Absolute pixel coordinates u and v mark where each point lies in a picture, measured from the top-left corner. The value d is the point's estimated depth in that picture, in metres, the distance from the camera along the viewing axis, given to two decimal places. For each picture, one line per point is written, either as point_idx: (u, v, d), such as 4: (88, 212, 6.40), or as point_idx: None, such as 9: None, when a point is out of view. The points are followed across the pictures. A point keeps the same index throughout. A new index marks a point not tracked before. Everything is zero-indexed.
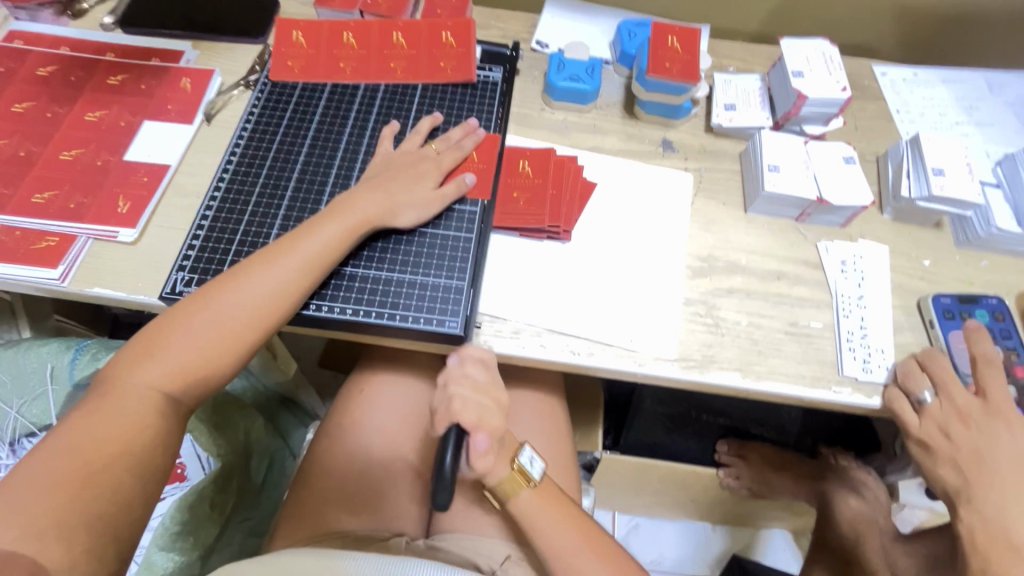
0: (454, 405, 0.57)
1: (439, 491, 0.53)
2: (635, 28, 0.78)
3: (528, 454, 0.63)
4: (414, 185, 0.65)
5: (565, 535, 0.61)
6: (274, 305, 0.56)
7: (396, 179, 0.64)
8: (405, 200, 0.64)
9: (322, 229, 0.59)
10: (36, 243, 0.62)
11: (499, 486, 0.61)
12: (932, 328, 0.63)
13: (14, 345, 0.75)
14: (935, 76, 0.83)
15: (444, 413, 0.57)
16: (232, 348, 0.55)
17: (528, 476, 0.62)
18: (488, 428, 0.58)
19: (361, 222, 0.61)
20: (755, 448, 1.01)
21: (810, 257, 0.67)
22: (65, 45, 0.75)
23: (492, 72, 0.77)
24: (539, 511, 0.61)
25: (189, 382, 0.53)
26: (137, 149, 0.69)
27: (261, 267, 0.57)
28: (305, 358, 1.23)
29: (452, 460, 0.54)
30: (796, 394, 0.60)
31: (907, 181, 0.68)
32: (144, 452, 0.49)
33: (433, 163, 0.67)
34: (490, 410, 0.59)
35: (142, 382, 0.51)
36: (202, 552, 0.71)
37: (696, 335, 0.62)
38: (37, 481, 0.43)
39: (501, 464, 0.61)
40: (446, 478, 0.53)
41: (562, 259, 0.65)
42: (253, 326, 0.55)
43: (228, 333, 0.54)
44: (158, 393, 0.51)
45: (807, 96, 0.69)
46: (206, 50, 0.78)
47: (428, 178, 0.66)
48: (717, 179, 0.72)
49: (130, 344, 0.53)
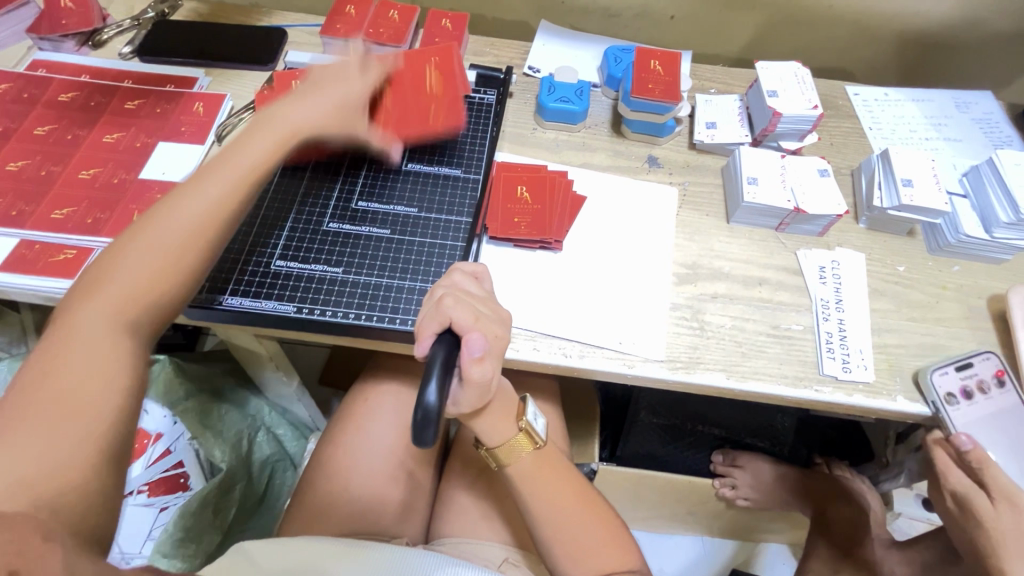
0: (442, 310, 0.50)
1: (425, 427, 0.44)
2: (621, 53, 0.83)
3: (533, 416, 0.64)
4: (342, 105, 0.65)
5: (566, 505, 0.63)
6: (221, 211, 0.56)
7: (322, 97, 0.64)
8: (314, 108, 0.64)
9: (254, 141, 0.60)
10: (55, 256, 0.65)
11: (501, 448, 0.62)
12: (940, 411, 0.61)
13: (26, 357, 0.78)
14: (905, 95, 0.88)
15: (431, 322, 0.50)
16: (206, 237, 0.55)
17: (534, 438, 0.63)
18: (486, 330, 0.51)
19: (292, 130, 0.62)
20: (749, 458, 1.03)
21: (790, 263, 0.71)
22: (86, 73, 0.80)
23: (486, 95, 0.82)
24: (540, 478, 0.63)
25: (151, 295, 0.51)
26: (152, 168, 0.73)
27: (197, 183, 0.56)
28: (306, 376, 1.25)
29: (437, 387, 0.45)
30: (779, 394, 0.62)
31: (879, 192, 0.72)
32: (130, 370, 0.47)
33: (366, 90, 0.69)
34: (488, 315, 0.52)
35: (98, 312, 0.48)
36: (203, 560, 0.74)
37: (683, 338, 0.65)
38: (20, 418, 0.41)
39: (504, 423, 0.61)
40: (431, 407, 0.44)
41: (554, 267, 0.69)
42: (212, 224, 0.56)
43: (205, 216, 0.55)
44: (111, 322, 0.48)
45: (782, 114, 0.73)
46: (217, 77, 0.83)
47: (363, 117, 0.68)
48: (700, 192, 0.76)
49: (75, 287, 0.51)
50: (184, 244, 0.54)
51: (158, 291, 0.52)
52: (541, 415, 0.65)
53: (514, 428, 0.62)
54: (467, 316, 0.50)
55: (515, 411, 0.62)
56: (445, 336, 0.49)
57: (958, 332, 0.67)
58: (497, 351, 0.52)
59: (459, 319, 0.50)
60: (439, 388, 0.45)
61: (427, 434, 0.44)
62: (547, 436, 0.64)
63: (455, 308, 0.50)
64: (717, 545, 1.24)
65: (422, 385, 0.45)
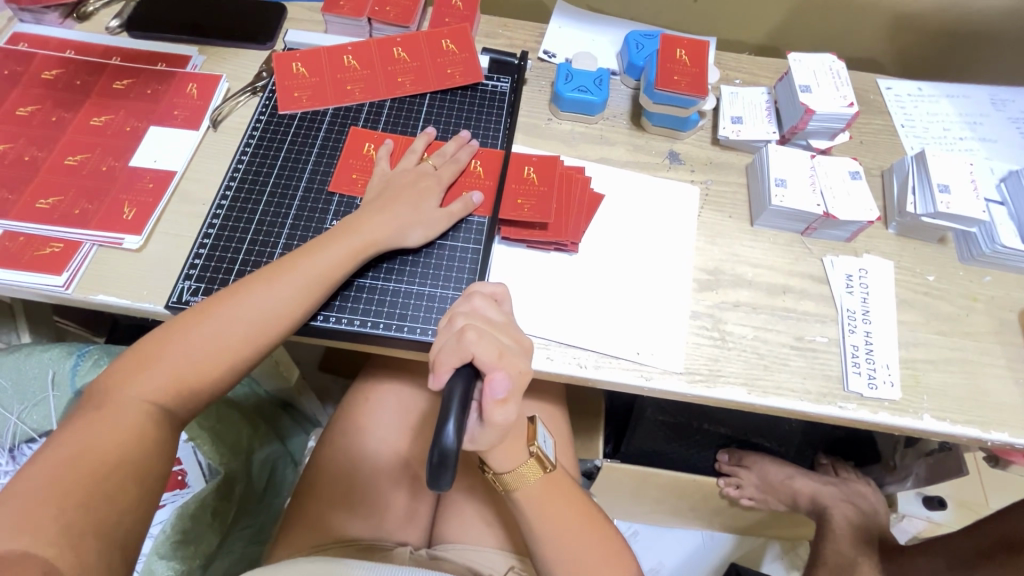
0: (464, 344, 0.47)
1: (441, 472, 0.41)
2: (643, 39, 0.78)
3: (544, 439, 0.61)
4: (419, 205, 0.64)
5: (570, 527, 0.61)
6: (268, 324, 0.56)
7: (399, 199, 0.64)
8: (415, 221, 0.63)
9: (327, 250, 0.59)
10: (40, 249, 0.61)
11: (508, 474, 0.59)
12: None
13: (15, 350, 0.74)
14: (940, 91, 0.83)
15: (451, 355, 0.47)
16: (256, 337, 0.56)
17: (544, 463, 0.60)
18: (510, 367, 0.48)
19: (368, 244, 0.61)
20: (755, 458, 0.99)
21: (815, 270, 0.68)
22: (71, 48, 0.75)
23: (500, 83, 0.78)
24: (548, 501, 0.61)
25: (185, 394, 0.53)
26: (143, 155, 0.68)
27: (262, 284, 0.57)
28: (305, 362, 1.22)
29: (455, 428, 0.42)
30: (801, 409, 0.60)
31: (912, 197, 0.68)
32: (142, 461, 0.49)
33: (433, 179, 0.67)
34: (510, 349, 0.49)
35: (136, 394, 0.51)
36: (202, 561, 0.71)
37: (702, 349, 0.62)
38: (22, 498, 0.42)
39: (516, 448, 0.58)
40: (449, 450, 0.41)
41: (569, 271, 0.65)
42: (249, 341, 0.55)
43: (254, 325, 0.55)
44: (151, 405, 0.51)
45: (814, 111, 0.69)
46: (212, 56, 0.77)
47: (432, 196, 0.66)
48: (723, 192, 0.72)
49: (122, 357, 0.53)
50: (229, 334, 0.55)
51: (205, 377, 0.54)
52: (551, 437, 0.63)
53: (525, 454, 0.59)
54: (488, 351, 0.47)
55: (525, 435, 0.59)
56: (465, 371, 0.46)
57: (987, 347, 0.64)
58: (519, 388, 0.49)
59: (481, 353, 0.47)
60: (458, 427, 0.42)
61: (443, 478, 0.42)
62: (556, 459, 0.61)
63: (475, 340, 0.47)
64: (717, 540, 1.23)
65: (441, 425, 0.42)
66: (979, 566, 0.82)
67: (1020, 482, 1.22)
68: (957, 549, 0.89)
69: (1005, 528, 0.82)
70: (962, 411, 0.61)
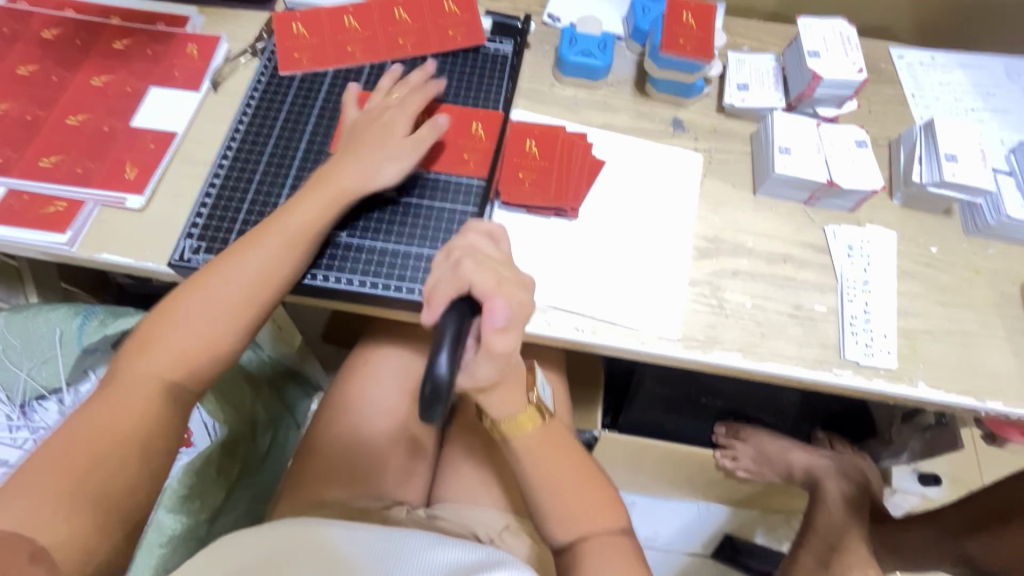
0: (461, 274, 0.48)
1: (434, 402, 0.43)
2: (650, 3, 0.77)
3: (541, 388, 0.64)
4: (406, 155, 0.63)
5: (564, 475, 0.62)
6: (267, 283, 0.57)
7: (367, 141, 0.63)
8: (406, 173, 0.63)
9: (318, 209, 0.60)
10: (44, 208, 0.62)
11: (507, 421, 0.61)
12: None
13: (24, 308, 0.75)
14: (953, 60, 0.81)
15: (446, 287, 0.48)
16: (256, 297, 0.57)
17: (542, 411, 0.63)
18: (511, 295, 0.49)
19: (339, 192, 0.61)
20: (751, 430, 1.00)
21: (817, 240, 0.67)
22: (70, 7, 0.74)
23: (502, 46, 0.76)
24: (545, 450, 0.63)
25: (193, 356, 0.54)
26: (144, 115, 0.68)
27: (248, 248, 0.57)
28: (308, 331, 1.23)
29: (448, 359, 0.43)
30: (796, 375, 0.60)
31: (918, 167, 0.67)
32: (150, 430, 0.50)
33: (398, 113, 0.65)
34: (511, 280, 0.50)
35: (144, 363, 0.52)
36: (209, 516, 0.74)
37: (700, 315, 0.62)
38: (37, 460, 0.45)
39: (513, 396, 0.60)
40: (441, 381, 0.42)
41: (569, 236, 0.65)
42: (251, 302, 0.56)
43: (252, 286, 0.56)
44: (160, 368, 0.52)
45: (822, 77, 0.68)
46: (212, 16, 0.76)
47: (397, 130, 0.64)
48: (727, 160, 0.71)
49: (131, 335, 0.55)
50: (228, 298, 0.56)
51: (208, 339, 0.55)
52: (549, 390, 0.66)
53: (524, 401, 0.61)
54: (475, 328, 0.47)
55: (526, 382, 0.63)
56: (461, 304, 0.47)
57: (987, 319, 0.64)
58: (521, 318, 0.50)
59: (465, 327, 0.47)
60: (451, 360, 0.43)
61: (436, 408, 0.43)
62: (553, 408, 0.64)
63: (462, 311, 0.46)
64: (713, 511, 1.25)
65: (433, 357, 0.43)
66: (970, 536, 0.84)
67: (1016, 460, 1.22)
68: (949, 521, 0.90)
69: (997, 503, 0.83)
70: (958, 381, 0.61)
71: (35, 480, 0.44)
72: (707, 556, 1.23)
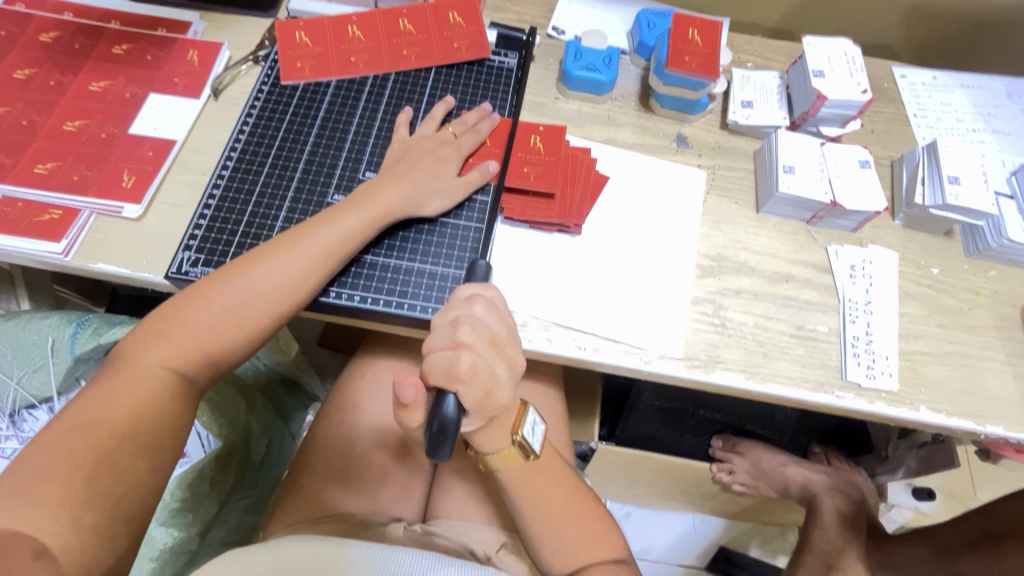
0: (458, 330, 0.46)
1: (441, 441, 0.43)
2: (654, 18, 0.77)
3: (532, 426, 0.58)
4: (437, 171, 0.64)
5: (555, 504, 0.62)
6: (286, 293, 0.56)
7: (418, 165, 0.64)
8: (432, 188, 0.63)
9: (343, 218, 0.59)
10: (38, 215, 0.61)
11: (492, 455, 0.58)
12: None
13: (14, 316, 0.74)
14: (954, 81, 0.82)
15: (442, 352, 0.45)
16: (275, 306, 0.55)
17: (526, 450, 0.58)
18: (503, 359, 0.48)
19: (385, 211, 0.61)
20: (749, 445, 1.00)
21: (819, 260, 0.67)
22: (69, 11, 0.73)
23: (507, 58, 0.76)
24: (534, 485, 0.61)
25: (198, 363, 0.53)
26: (142, 122, 0.67)
27: (272, 253, 0.56)
28: (305, 338, 1.22)
29: (455, 399, 0.44)
30: (797, 397, 0.60)
31: (921, 188, 0.68)
32: (155, 432, 0.49)
33: (453, 148, 0.66)
34: (504, 342, 0.48)
35: (150, 361, 0.51)
36: (201, 528, 0.73)
37: (702, 335, 0.62)
38: (33, 466, 0.43)
39: (497, 434, 0.56)
40: (448, 419, 0.43)
41: (572, 253, 0.65)
42: (269, 311, 0.55)
43: (271, 294, 0.55)
44: (163, 372, 0.51)
45: (827, 97, 0.68)
46: (214, 22, 0.76)
47: (445, 163, 0.65)
48: (730, 177, 0.71)
49: (141, 324, 0.53)
50: (245, 308, 0.54)
51: (218, 346, 0.54)
52: (541, 423, 0.60)
53: (507, 441, 0.57)
54: (450, 349, 0.45)
55: (511, 422, 0.57)
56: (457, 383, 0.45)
57: (988, 342, 0.64)
58: (513, 373, 0.49)
59: (438, 348, 0.46)
60: (456, 403, 0.44)
61: (442, 449, 0.43)
62: (540, 450, 0.59)
63: (444, 334, 0.46)
64: (708, 523, 1.25)
65: (441, 397, 0.44)
66: (966, 555, 0.84)
67: (1009, 476, 1.23)
68: (944, 538, 0.90)
69: (995, 522, 0.83)
70: (958, 404, 0.61)
71: (35, 476, 0.43)
72: (700, 568, 1.22)
